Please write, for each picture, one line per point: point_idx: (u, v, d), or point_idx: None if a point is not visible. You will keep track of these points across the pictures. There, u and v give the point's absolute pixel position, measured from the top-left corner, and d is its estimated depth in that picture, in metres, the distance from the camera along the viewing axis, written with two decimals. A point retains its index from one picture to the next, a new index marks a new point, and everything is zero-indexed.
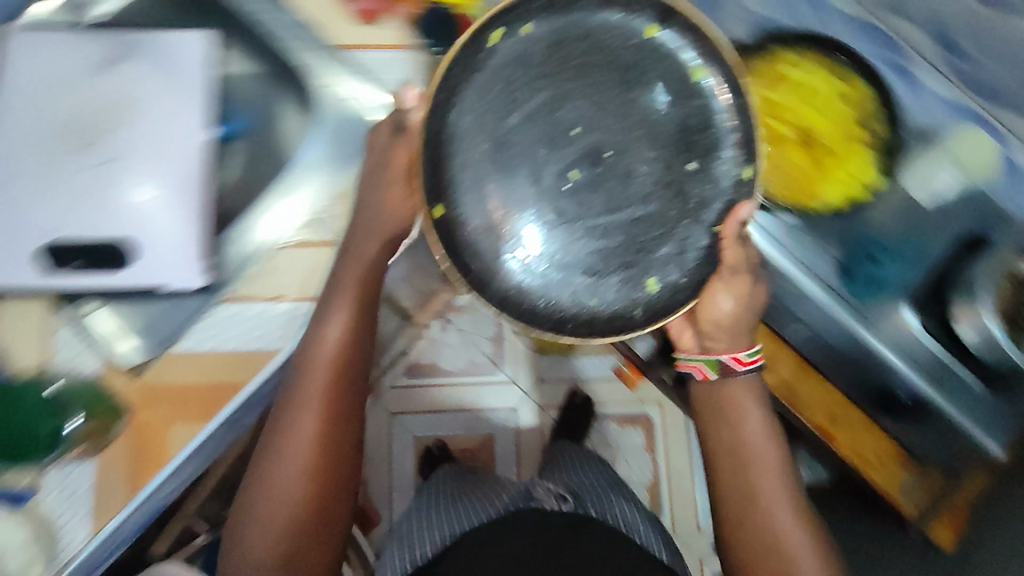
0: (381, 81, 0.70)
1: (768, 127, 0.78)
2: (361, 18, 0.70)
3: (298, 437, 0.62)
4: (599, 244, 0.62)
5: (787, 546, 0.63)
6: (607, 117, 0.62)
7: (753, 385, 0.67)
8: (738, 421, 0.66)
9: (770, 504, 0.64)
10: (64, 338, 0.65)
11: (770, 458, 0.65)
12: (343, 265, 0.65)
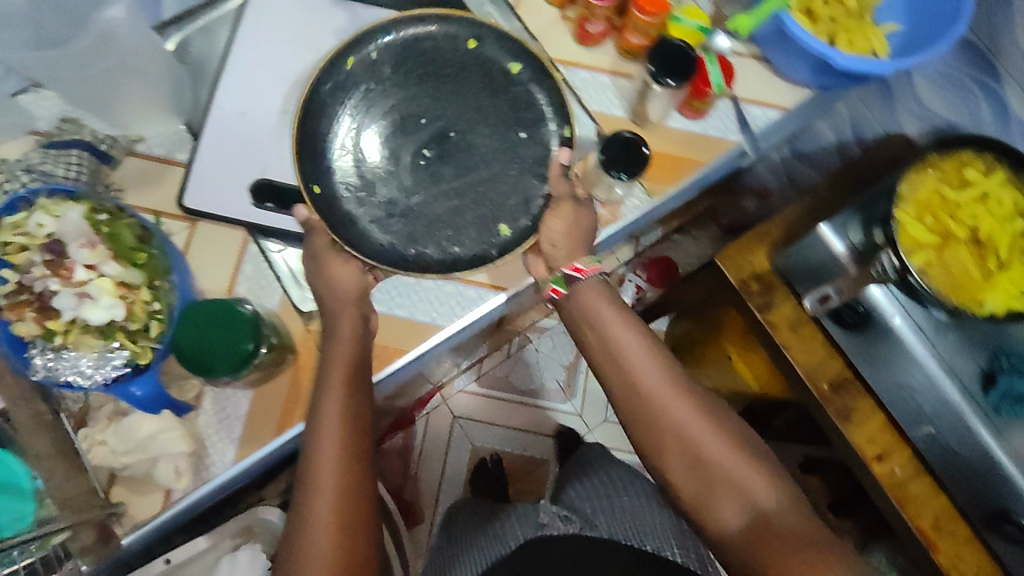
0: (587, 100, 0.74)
1: (940, 223, 0.77)
2: (583, 39, 0.74)
3: (326, 457, 0.55)
4: (442, 200, 0.64)
5: (735, 476, 0.57)
6: (418, 98, 0.66)
7: (603, 287, 0.62)
8: (595, 330, 0.60)
9: (678, 421, 0.58)
10: (251, 272, 0.67)
11: (659, 376, 0.59)
12: (336, 333, 0.61)
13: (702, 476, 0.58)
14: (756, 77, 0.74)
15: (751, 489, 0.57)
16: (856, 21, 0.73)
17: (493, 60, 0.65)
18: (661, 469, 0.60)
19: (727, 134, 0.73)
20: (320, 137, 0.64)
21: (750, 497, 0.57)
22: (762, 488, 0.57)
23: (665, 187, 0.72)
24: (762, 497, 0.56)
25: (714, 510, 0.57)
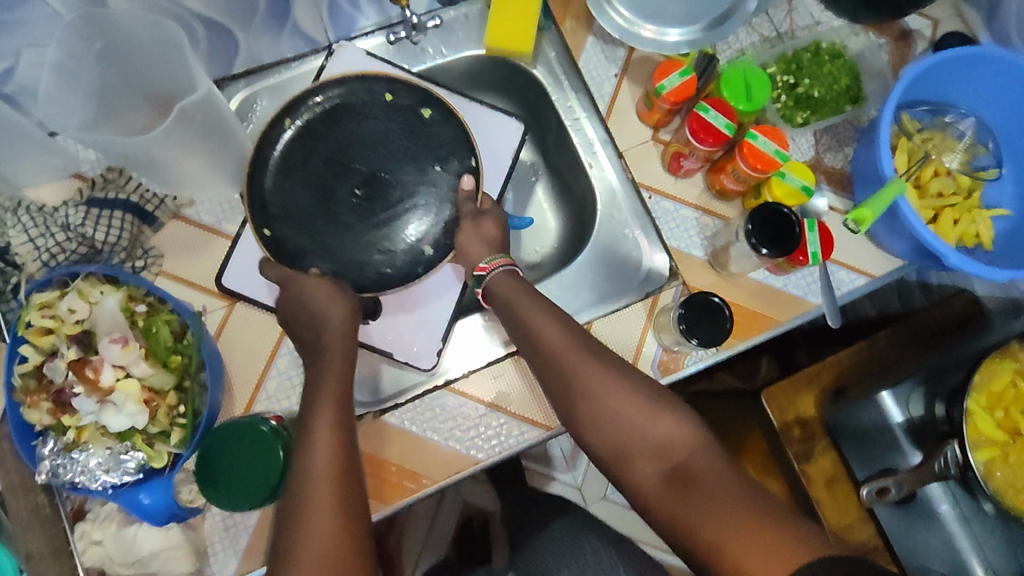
0: (666, 234, 0.70)
1: (1010, 419, 0.73)
2: (676, 171, 0.70)
3: (320, 434, 0.49)
4: (377, 226, 0.64)
5: (650, 429, 0.54)
6: (376, 148, 0.64)
7: (519, 278, 0.61)
8: (528, 317, 0.58)
9: (593, 386, 0.56)
10: (284, 366, 0.61)
11: (566, 344, 0.57)
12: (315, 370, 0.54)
13: (628, 447, 0.54)
14: (850, 241, 0.70)
15: (657, 440, 0.54)
16: (964, 202, 0.70)
17: (408, 107, 0.64)
18: (606, 456, 0.56)
19: (810, 296, 0.69)
20: (283, 191, 0.62)
21: (667, 453, 0.53)
22: (672, 435, 0.54)
23: (736, 342, 0.68)
24: (683, 445, 0.53)
25: (632, 472, 0.54)
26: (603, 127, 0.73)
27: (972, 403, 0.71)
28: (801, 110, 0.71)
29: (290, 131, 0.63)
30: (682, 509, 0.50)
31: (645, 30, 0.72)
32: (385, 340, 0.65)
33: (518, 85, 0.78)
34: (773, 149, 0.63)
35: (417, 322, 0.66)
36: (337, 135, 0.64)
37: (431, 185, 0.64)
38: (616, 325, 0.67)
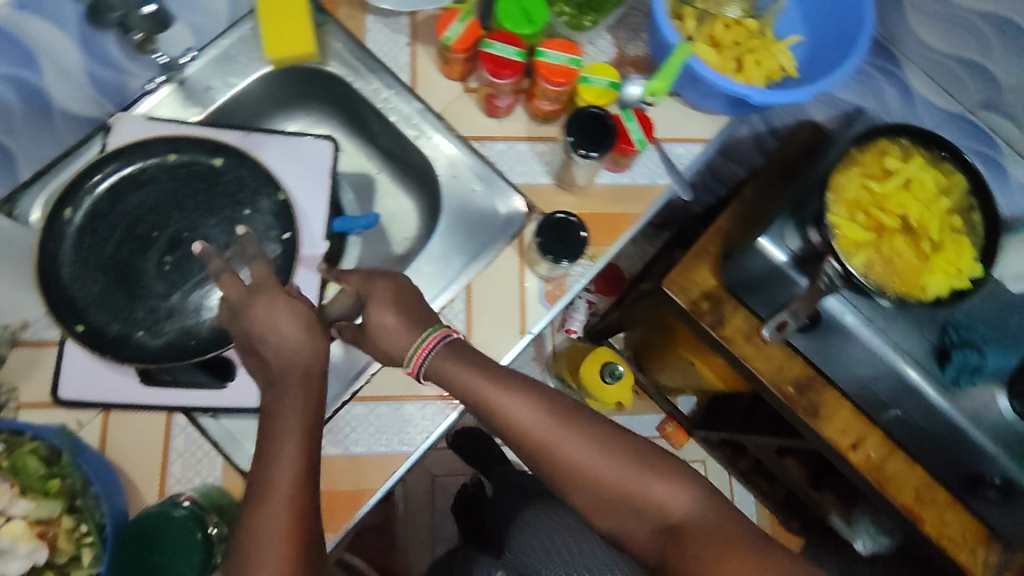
0: (507, 175, 0.71)
1: (871, 218, 0.78)
2: (491, 111, 0.71)
3: (278, 483, 0.48)
4: (201, 286, 0.63)
5: (647, 494, 0.54)
6: (178, 210, 0.64)
7: (452, 345, 0.56)
8: (489, 396, 0.54)
9: (579, 460, 0.54)
10: (183, 445, 0.60)
11: (543, 420, 0.54)
12: (272, 425, 0.50)
13: (620, 512, 0.55)
14: (671, 115, 0.73)
15: (654, 505, 0.54)
16: (761, 40, 0.73)
17: (194, 162, 0.65)
18: (595, 513, 0.56)
19: (656, 178, 0.72)
20: (104, 280, 0.61)
21: (664, 514, 0.54)
22: (668, 497, 0.54)
23: (607, 247, 0.70)
24: (681, 509, 0.54)
25: (624, 528, 0.56)
26: (413, 98, 0.73)
27: (834, 218, 0.77)
28: (588, 14, 0.71)
29: (77, 221, 0.62)
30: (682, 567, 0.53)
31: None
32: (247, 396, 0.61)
33: (323, 86, 0.77)
34: (566, 59, 0.64)
35: None
36: (139, 210, 0.63)
37: (245, 229, 0.65)
38: (494, 276, 0.68)
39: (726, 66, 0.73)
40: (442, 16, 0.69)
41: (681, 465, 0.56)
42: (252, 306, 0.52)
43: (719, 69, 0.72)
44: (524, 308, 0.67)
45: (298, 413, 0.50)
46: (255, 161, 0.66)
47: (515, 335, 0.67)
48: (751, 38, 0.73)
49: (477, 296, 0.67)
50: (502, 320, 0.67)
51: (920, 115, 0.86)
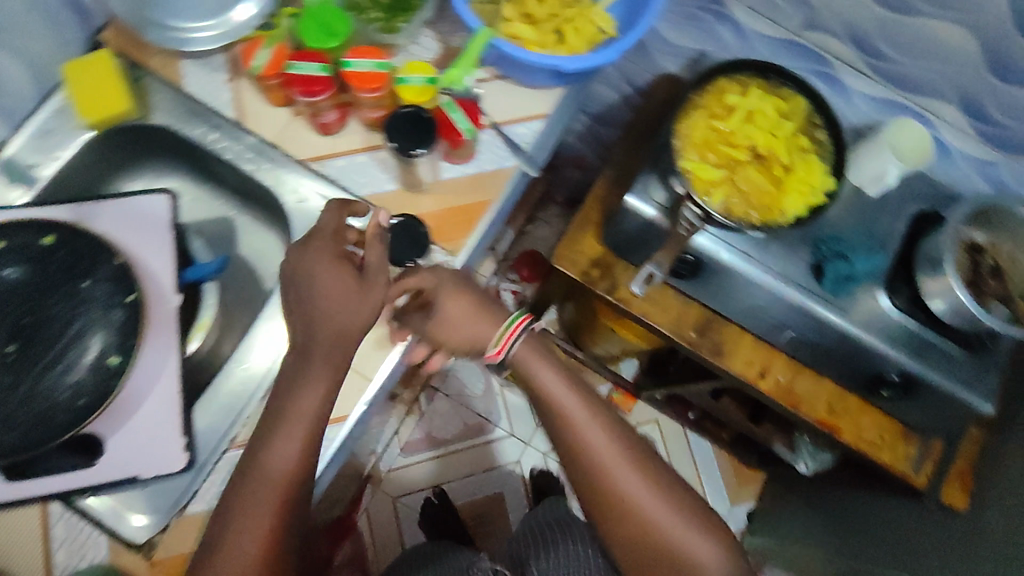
0: (352, 189, 0.71)
1: (723, 157, 0.81)
2: (322, 129, 0.70)
3: (276, 475, 0.57)
4: (51, 367, 0.61)
5: (685, 545, 0.66)
6: (12, 296, 0.62)
7: (530, 335, 0.69)
8: (552, 390, 0.68)
9: (633, 495, 0.66)
10: (64, 531, 0.63)
11: (609, 441, 0.67)
12: (292, 400, 0.58)
13: (654, 564, 0.67)
14: (504, 97, 0.74)
15: (689, 556, 0.66)
16: (576, 8, 0.74)
17: (22, 245, 0.64)
18: (625, 539, 0.67)
19: (502, 162, 0.73)
20: None
21: (691, 566, 0.66)
22: (701, 550, 0.66)
23: (465, 240, 0.71)
24: (707, 565, 0.66)
25: (648, 571, 0.67)
26: (243, 134, 0.71)
27: (685, 165, 0.79)
28: (399, 16, 0.70)
29: None
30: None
31: (237, 14, 0.70)
32: (125, 467, 0.64)
33: (153, 139, 0.75)
34: (373, 64, 0.64)
35: (159, 422, 0.65)
36: None
37: (88, 302, 0.63)
38: None
39: (547, 40, 0.73)
40: (247, 45, 0.68)
41: (719, 531, 0.68)
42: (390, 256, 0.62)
43: (538, 43, 0.72)
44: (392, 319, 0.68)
45: (316, 397, 0.58)
46: (87, 232, 0.65)
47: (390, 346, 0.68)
48: (564, 8, 0.74)
49: None
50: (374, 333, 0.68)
51: (756, 46, 0.88)
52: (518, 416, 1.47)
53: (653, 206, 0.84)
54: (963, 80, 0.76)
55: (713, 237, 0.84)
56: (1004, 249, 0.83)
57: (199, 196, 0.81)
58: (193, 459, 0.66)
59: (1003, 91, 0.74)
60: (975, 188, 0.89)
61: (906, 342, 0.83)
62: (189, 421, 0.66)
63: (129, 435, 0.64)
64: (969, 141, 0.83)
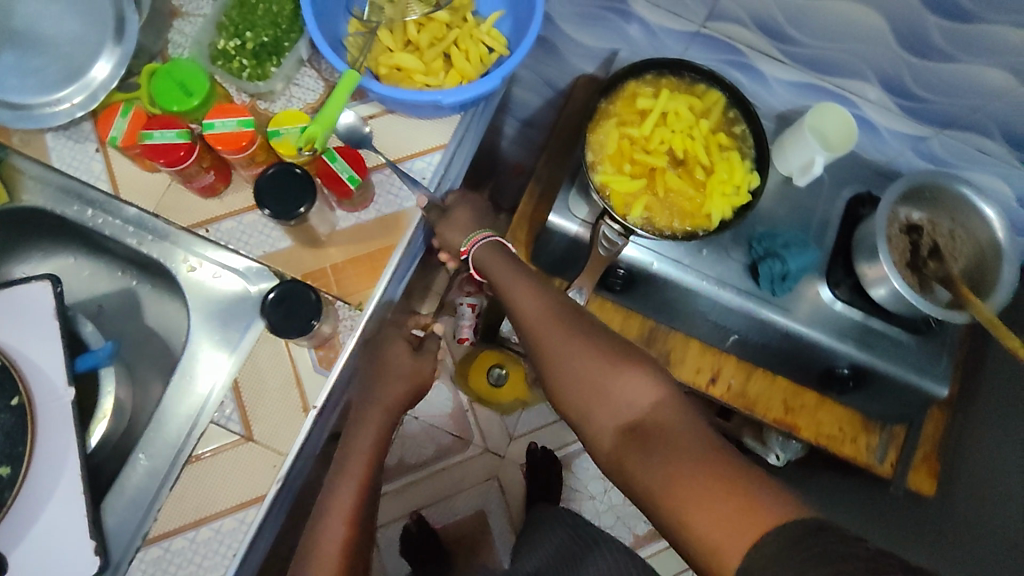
0: (245, 250, 0.66)
1: (639, 165, 0.77)
2: (204, 192, 0.65)
3: (341, 501, 0.63)
4: None
5: (614, 385, 0.62)
6: None
7: (496, 246, 0.75)
8: (509, 287, 0.72)
9: (554, 352, 0.67)
10: None
11: (541, 313, 0.69)
12: (373, 398, 0.70)
13: (592, 406, 0.63)
14: (397, 133, 0.70)
15: (620, 395, 0.62)
16: (462, 29, 0.70)
17: None
18: (576, 415, 0.65)
19: (404, 202, 0.68)
20: None
21: (630, 407, 0.61)
22: (637, 389, 0.61)
23: (372, 290, 0.66)
24: (646, 397, 0.61)
25: (594, 417, 0.63)
26: (122, 207, 0.67)
27: (599, 178, 0.75)
28: (269, 60, 0.67)
29: None
30: (635, 468, 0.58)
31: (97, 72, 0.64)
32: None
33: (30, 223, 0.70)
34: (235, 122, 0.59)
35: (63, 526, 0.61)
36: None
37: None
38: (263, 364, 0.63)
39: (434, 68, 0.69)
40: (107, 112, 0.63)
41: (653, 367, 0.63)
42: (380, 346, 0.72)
43: (423, 71, 0.68)
44: (303, 383, 0.63)
45: (387, 399, 0.70)
46: None
47: (302, 416, 0.62)
48: (449, 30, 0.70)
49: (250, 389, 0.63)
50: (281, 407, 0.62)
51: (667, 41, 0.84)
52: (488, 428, 1.42)
53: (575, 222, 0.81)
54: (879, 59, 0.72)
55: (642, 249, 0.80)
56: (941, 226, 0.80)
57: (95, 270, 0.76)
58: (107, 559, 0.61)
59: (920, 68, 0.70)
60: (909, 162, 0.86)
61: (852, 334, 0.81)
62: (99, 519, 0.62)
63: (31, 545, 0.60)
64: (893, 118, 0.79)
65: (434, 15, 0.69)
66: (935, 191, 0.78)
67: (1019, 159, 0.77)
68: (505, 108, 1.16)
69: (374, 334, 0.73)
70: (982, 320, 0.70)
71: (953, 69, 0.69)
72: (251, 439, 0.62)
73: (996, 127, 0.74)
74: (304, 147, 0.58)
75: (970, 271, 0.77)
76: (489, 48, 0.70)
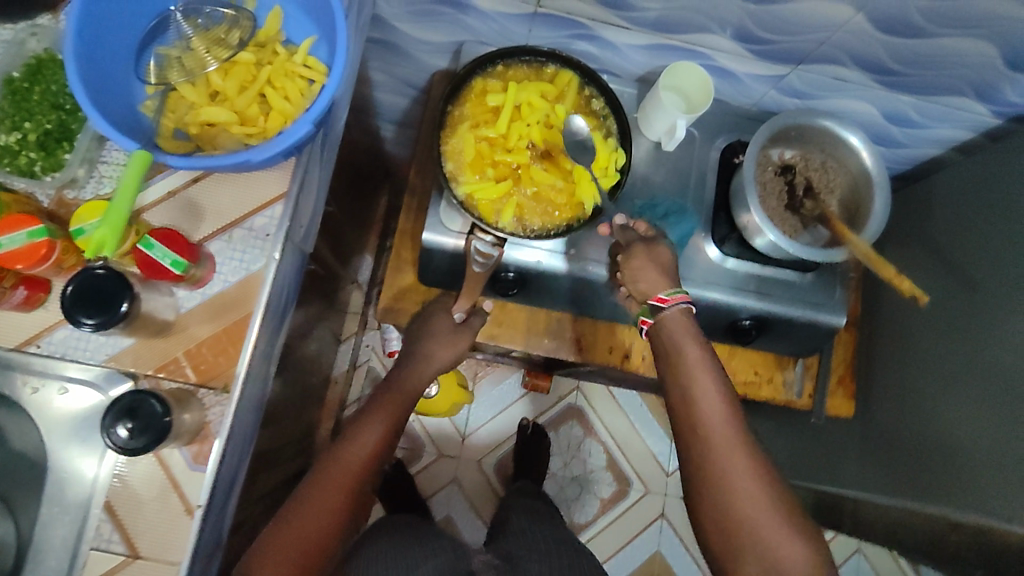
0: (84, 360, 0.60)
1: (503, 167, 0.73)
2: (20, 307, 0.58)
3: (358, 448, 0.69)
4: None
5: (774, 546, 0.57)
6: None
7: (687, 316, 0.69)
8: (693, 377, 0.64)
9: (728, 475, 0.60)
10: None
11: (727, 430, 0.62)
12: (374, 406, 0.75)
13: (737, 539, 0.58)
14: (227, 193, 0.64)
15: (774, 557, 0.57)
16: (273, 65, 0.63)
17: None
18: (716, 550, 0.60)
19: (253, 264, 0.64)
20: None
21: (776, 564, 0.56)
22: (793, 554, 0.57)
23: (238, 368, 0.62)
24: (797, 565, 0.56)
25: (732, 559, 0.59)
26: None
27: (464, 191, 0.71)
28: (60, 148, 0.60)
29: None
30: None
31: None
32: None
33: None
34: (25, 235, 0.53)
35: None
36: None
37: None
38: (130, 478, 0.60)
39: (251, 114, 0.62)
40: None
41: (809, 526, 0.59)
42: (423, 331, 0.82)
43: (236, 123, 0.61)
44: (181, 484, 0.60)
45: (387, 412, 0.74)
46: None
47: (187, 518, 0.60)
48: (259, 69, 0.63)
49: (122, 505, 0.60)
50: (161, 516, 0.60)
51: (508, 26, 0.79)
52: (440, 435, 1.41)
53: (451, 236, 0.77)
54: (719, 11, 0.69)
55: (521, 248, 0.78)
56: (812, 161, 0.79)
57: None
58: None
59: (761, 13, 0.68)
60: (775, 100, 0.85)
61: (750, 285, 0.81)
62: None
63: None
64: (748, 64, 0.77)
65: (237, 56, 0.62)
66: (800, 129, 0.77)
67: (876, 82, 0.76)
68: (371, 114, 1.10)
69: (424, 313, 0.84)
70: (861, 255, 0.70)
71: (793, 9, 0.66)
72: (137, 555, 0.59)
73: (847, 57, 0.73)
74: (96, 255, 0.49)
75: (845, 204, 0.77)
76: (308, 80, 0.64)
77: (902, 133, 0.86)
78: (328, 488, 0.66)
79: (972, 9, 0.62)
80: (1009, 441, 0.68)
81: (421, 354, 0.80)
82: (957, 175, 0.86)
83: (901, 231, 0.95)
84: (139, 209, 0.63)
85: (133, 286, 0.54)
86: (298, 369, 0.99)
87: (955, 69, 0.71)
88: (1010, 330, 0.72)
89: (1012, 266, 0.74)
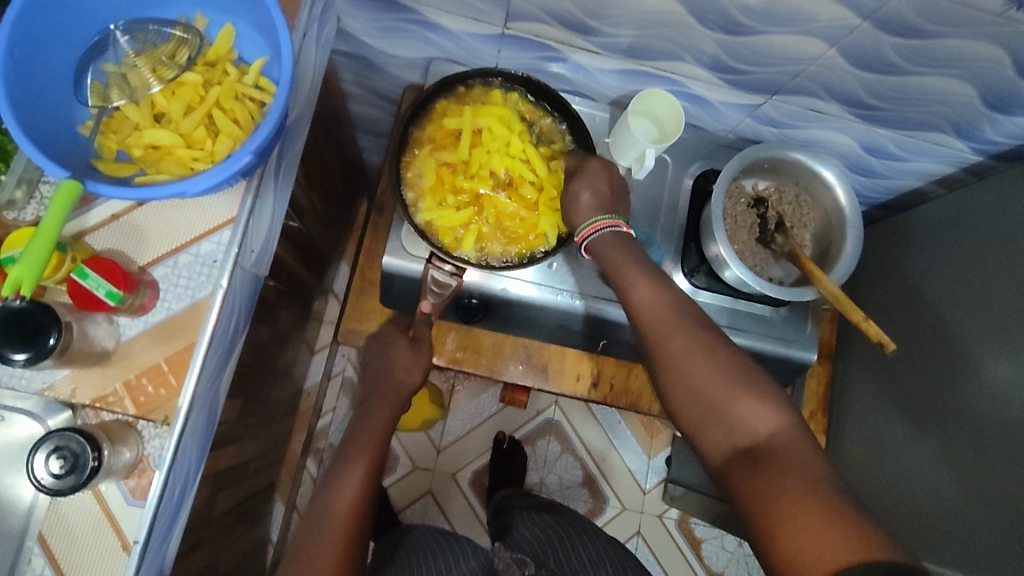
0: (20, 390, 0.59)
1: (463, 193, 0.71)
2: None
3: (340, 503, 0.66)
4: None
5: (735, 411, 0.55)
6: None
7: (621, 238, 0.66)
8: (625, 278, 0.62)
9: (678, 360, 0.58)
10: None
11: (671, 319, 0.60)
12: (357, 441, 0.72)
13: (714, 424, 0.56)
14: (174, 219, 0.62)
15: (740, 422, 0.55)
16: (222, 85, 0.60)
17: None
18: (694, 436, 0.58)
19: (198, 291, 0.62)
20: None
21: (745, 430, 0.54)
22: (758, 415, 0.54)
23: (179, 398, 0.59)
24: (767, 426, 0.54)
25: (705, 433, 0.57)
26: None
27: (423, 218, 0.69)
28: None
29: None
30: (754, 488, 0.51)
31: None
32: None
33: None
34: None
35: None
36: None
37: None
38: (66, 510, 0.58)
39: (196, 136, 0.59)
40: None
41: (774, 388, 0.56)
42: (389, 350, 0.81)
43: (181, 146, 0.58)
44: (119, 518, 0.58)
45: (370, 446, 0.71)
46: None
47: (124, 555, 0.58)
48: (208, 90, 0.60)
49: (56, 539, 0.58)
50: (98, 551, 0.58)
51: (477, 46, 0.76)
52: (415, 448, 1.38)
53: (412, 261, 0.75)
54: (691, 41, 0.66)
55: (492, 278, 0.76)
56: (785, 193, 0.77)
57: None
58: None
59: (735, 44, 0.65)
60: (752, 128, 0.82)
61: (721, 319, 0.79)
62: None
63: None
64: (722, 92, 0.75)
65: (183, 77, 0.59)
66: (773, 162, 0.76)
67: (854, 115, 0.74)
68: (349, 126, 1.07)
69: (380, 337, 0.82)
70: (826, 295, 0.67)
71: (765, 42, 0.64)
72: None
73: (823, 90, 0.70)
74: (10, 294, 0.48)
75: (818, 239, 0.76)
76: (258, 101, 0.61)
77: (883, 165, 0.84)
78: (316, 555, 0.62)
79: (948, 48, 0.60)
80: (982, 490, 0.67)
81: (391, 379, 0.79)
82: (938, 211, 0.84)
83: (881, 264, 0.93)
84: (80, 232, 0.61)
85: (60, 319, 0.54)
86: (264, 385, 0.97)
87: (934, 106, 0.69)
88: (982, 375, 0.70)
89: (988, 309, 0.72)
